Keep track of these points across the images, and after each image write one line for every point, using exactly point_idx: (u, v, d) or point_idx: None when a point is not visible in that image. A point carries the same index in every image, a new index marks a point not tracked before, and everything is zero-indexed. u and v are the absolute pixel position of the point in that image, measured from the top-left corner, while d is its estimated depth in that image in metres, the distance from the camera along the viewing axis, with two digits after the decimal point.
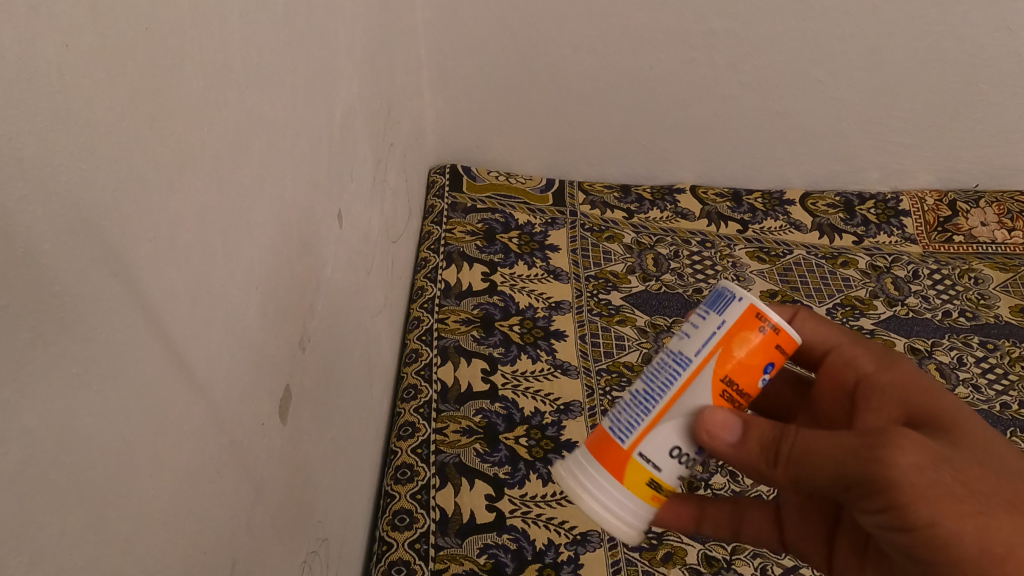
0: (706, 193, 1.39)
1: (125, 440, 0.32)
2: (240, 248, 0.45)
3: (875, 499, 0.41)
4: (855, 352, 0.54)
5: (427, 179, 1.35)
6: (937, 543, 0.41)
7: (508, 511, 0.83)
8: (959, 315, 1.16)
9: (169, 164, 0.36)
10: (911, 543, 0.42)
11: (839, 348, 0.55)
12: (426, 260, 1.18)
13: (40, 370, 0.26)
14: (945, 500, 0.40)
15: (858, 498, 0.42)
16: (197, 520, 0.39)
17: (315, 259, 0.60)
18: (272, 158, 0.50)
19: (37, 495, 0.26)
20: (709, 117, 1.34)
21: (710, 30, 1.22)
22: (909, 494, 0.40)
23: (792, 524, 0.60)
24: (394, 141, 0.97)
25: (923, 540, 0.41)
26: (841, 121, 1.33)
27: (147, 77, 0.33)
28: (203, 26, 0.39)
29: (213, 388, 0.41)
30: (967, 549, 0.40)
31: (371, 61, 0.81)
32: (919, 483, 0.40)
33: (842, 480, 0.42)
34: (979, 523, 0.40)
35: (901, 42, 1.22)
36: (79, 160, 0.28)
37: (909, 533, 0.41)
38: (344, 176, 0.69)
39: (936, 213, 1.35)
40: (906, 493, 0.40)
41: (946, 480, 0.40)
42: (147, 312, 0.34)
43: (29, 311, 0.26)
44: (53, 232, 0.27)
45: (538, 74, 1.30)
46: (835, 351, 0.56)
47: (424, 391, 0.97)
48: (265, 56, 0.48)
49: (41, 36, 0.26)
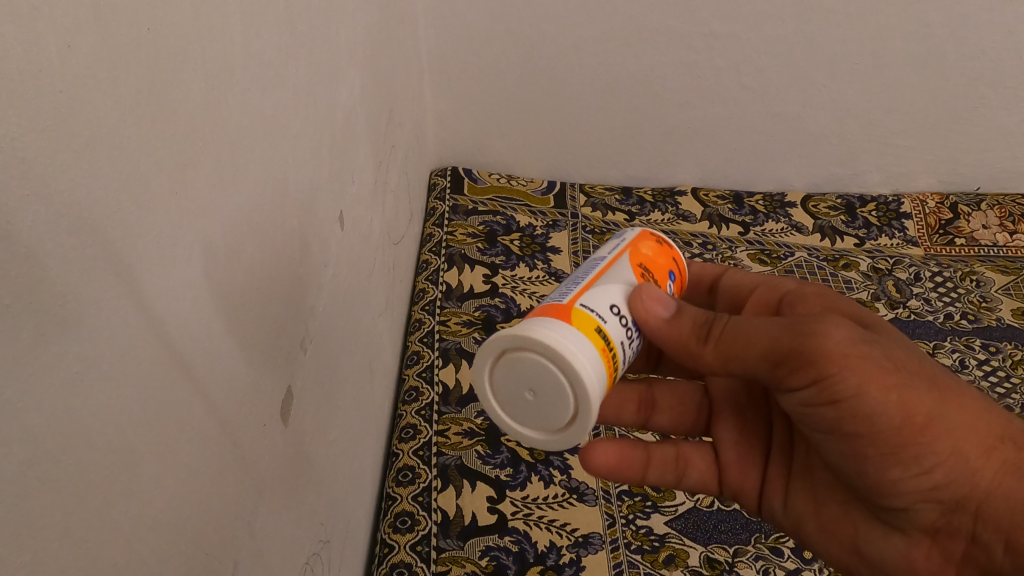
0: (707, 196, 1.40)
1: (128, 441, 0.32)
2: (242, 249, 0.45)
3: (806, 373, 0.45)
4: (780, 279, 0.59)
5: (429, 181, 1.35)
6: (862, 414, 0.45)
7: (510, 513, 0.83)
8: (961, 317, 1.16)
9: (172, 164, 0.36)
10: (839, 417, 0.46)
11: (765, 283, 0.60)
12: (427, 262, 1.18)
13: (42, 370, 0.26)
14: (877, 373, 0.45)
15: (788, 374, 0.46)
16: (200, 522, 0.39)
17: (317, 261, 0.60)
18: (274, 159, 0.50)
19: (40, 495, 0.26)
20: (710, 120, 1.34)
21: (711, 32, 1.21)
22: (838, 366, 0.44)
23: (731, 463, 0.61)
24: (395, 143, 0.97)
25: (851, 413, 0.45)
26: (841, 124, 1.33)
27: (149, 78, 0.33)
28: (205, 26, 0.39)
29: (215, 388, 0.41)
30: (891, 420, 0.45)
31: (372, 63, 0.81)
32: (851, 353, 0.44)
33: (774, 354, 0.45)
34: (902, 396, 0.45)
35: (902, 44, 1.22)
36: (82, 161, 0.28)
37: (837, 407, 0.45)
38: (346, 177, 0.70)
39: (937, 216, 1.36)
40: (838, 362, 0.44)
41: (877, 354, 0.45)
42: (149, 312, 0.34)
43: (32, 311, 0.26)
44: (56, 232, 0.27)
45: (540, 77, 1.30)
46: (763, 285, 0.60)
47: (426, 393, 0.96)
48: (267, 56, 0.48)
49: (43, 36, 0.26)
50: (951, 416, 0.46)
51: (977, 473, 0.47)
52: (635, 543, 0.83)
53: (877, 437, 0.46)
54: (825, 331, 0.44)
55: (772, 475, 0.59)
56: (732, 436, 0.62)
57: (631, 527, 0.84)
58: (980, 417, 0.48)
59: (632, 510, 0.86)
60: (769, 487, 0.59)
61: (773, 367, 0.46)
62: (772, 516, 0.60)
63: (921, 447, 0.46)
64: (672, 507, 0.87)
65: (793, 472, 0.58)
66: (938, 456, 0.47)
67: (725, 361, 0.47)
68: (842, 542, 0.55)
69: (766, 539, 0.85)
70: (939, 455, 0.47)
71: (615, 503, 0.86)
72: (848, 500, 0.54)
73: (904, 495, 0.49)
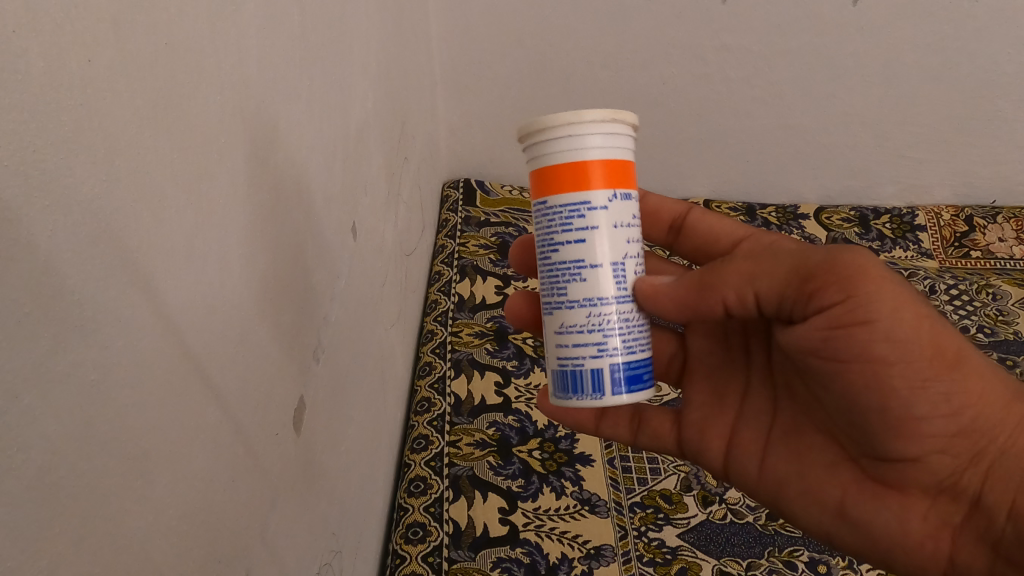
0: (719, 207, 1.40)
1: (143, 449, 0.32)
2: (257, 259, 0.45)
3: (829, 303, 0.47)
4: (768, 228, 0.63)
5: (441, 194, 1.37)
6: (895, 338, 0.46)
7: (522, 525, 0.83)
8: (977, 330, 1.15)
9: (188, 176, 0.36)
10: (868, 343, 0.46)
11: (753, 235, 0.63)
12: (439, 274, 1.19)
13: (59, 378, 0.26)
14: (908, 296, 0.46)
15: (819, 291, 0.47)
16: (212, 533, 0.39)
17: (330, 270, 0.61)
18: (288, 170, 0.51)
19: (60, 501, 0.27)
20: (721, 131, 1.34)
21: (723, 45, 1.22)
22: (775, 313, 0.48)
23: (693, 424, 0.65)
24: (408, 154, 0.98)
25: (883, 338, 0.46)
26: (854, 136, 1.33)
27: (166, 91, 0.34)
28: (221, 39, 0.39)
29: (230, 396, 0.42)
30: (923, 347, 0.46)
31: (385, 74, 0.82)
32: (879, 274, 0.46)
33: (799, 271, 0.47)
34: (935, 325, 0.47)
35: (915, 56, 1.21)
36: (101, 174, 0.29)
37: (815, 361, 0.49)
38: (358, 188, 0.70)
39: (952, 228, 1.35)
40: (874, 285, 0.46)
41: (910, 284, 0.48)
42: (166, 320, 0.34)
43: (49, 319, 0.26)
44: (76, 242, 0.27)
45: (552, 90, 1.31)
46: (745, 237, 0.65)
47: (438, 404, 0.97)
48: (282, 69, 0.49)
49: (67, 51, 0.27)
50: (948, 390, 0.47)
51: (998, 429, 0.48)
52: (647, 556, 0.82)
53: (907, 368, 0.46)
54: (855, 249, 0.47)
55: (745, 432, 0.61)
56: (704, 398, 0.65)
57: (643, 539, 0.84)
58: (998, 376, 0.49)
59: (644, 522, 0.86)
60: (742, 449, 0.61)
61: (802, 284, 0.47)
62: (743, 479, 0.61)
63: (950, 384, 0.47)
64: (684, 519, 0.87)
65: (773, 435, 0.59)
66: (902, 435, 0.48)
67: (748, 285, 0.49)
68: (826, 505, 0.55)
69: (779, 553, 0.84)
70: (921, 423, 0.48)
71: (627, 515, 0.86)
72: (839, 462, 0.54)
73: (919, 442, 0.49)
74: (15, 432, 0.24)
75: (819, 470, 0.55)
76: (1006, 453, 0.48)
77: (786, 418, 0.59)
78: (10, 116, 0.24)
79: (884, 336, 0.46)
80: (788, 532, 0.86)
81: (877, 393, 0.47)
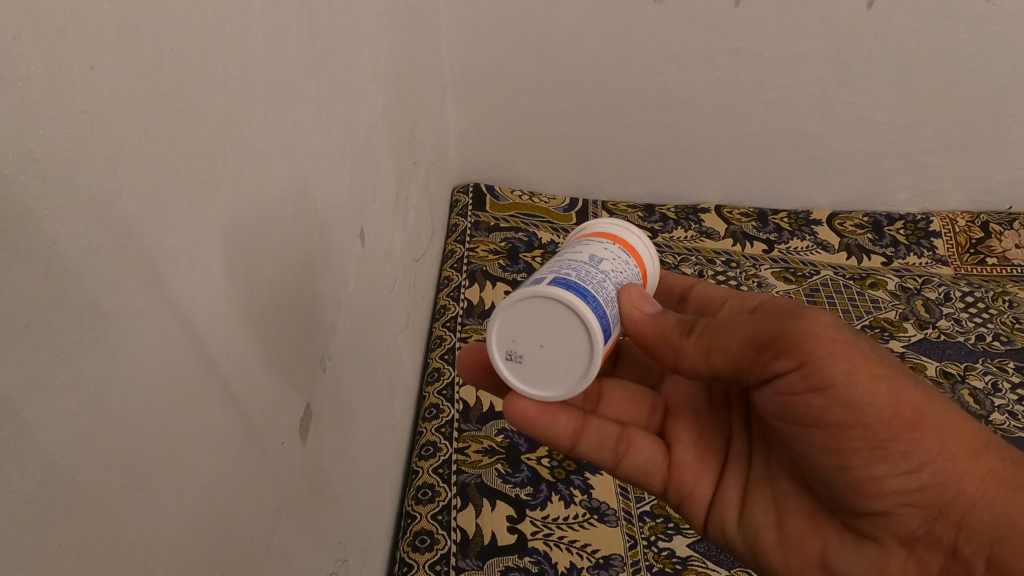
0: (730, 213, 1.40)
1: (145, 462, 0.32)
2: (263, 267, 0.45)
3: (786, 359, 0.47)
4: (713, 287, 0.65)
5: (451, 199, 1.37)
6: (850, 402, 0.46)
7: (530, 533, 0.82)
8: (993, 339, 1.14)
9: (193, 183, 0.36)
10: (826, 406, 0.47)
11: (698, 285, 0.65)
12: (449, 279, 1.18)
13: (57, 390, 0.26)
14: (858, 355, 0.47)
15: (774, 358, 0.47)
16: (216, 543, 0.39)
17: (337, 277, 0.60)
18: (296, 176, 0.50)
19: (61, 516, 0.26)
20: (732, 137, 1.34)
21: (735, 49, 1.21)
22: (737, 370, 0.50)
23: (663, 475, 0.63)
24: (417, 159, 0.97)
25: (839, 401, 0.47)
26: (867, 141, 1.32)
27: (171, 96, 0.33)
28: (227, 45, 0.39)
29: (235, 404, 0.41)
30: (880, 408, 0.46)
31: (395, 79, 0.82)
32: (830, 335, 0.46)
33: (758, 339, 0.48)
34: (888, 385, 0.47)
35: (929, 61, 1.20)
36: (104, 182, 0.28)
37: (782, 402, 0.49)
38: (367, 194, 0.70)
39: (968, 234, 1.34)
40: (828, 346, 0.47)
41: (860, 344, 0.48)
42: (170, 330, 0.34)
43: (48, 330, 0.25)
44: (79, 254, 0.27)
45: (563, 95, 1.30)
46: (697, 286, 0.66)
47: (446, 411, 0.96)
48: (290, 76, 0.49)
49: (69, 57, 0.26)
50: (905, 448, 0.47)
51: (970, 483, 0.47)
52: (657, 565, 0.81)
53: (865, 429, 0.47)
54: (807, 315, 0.47)
55: (728, 480, 0.59)
56: None
57: (653, 548, 0.83)
58: (970, 426, 0.49)
59: (654, 531, 0.85)
60: (724, 500, 0.59)
61: (760, 350, 0.48)
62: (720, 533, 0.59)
63: (911, 441, 0.47)
64: None
65: (751, 482, 0.58)
66: (861, 489, 0.49)
67: (706, 351, 0.49)
68: (805, 558, 0.53)
69: None
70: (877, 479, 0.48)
71: (637, 524, 0.85)
72: (817, 514, 0.54)
73: (886, 499, 0.48)
74: (12, 451, 0.24)
75: (799, 521, 0.54)
76: (977, 506, 0.47)
77: (764, 466, 0.58)
78: (9, 123, 0.23)
79: (840, 399, 0.46)
80: None
81: (837, 451, 0.48)
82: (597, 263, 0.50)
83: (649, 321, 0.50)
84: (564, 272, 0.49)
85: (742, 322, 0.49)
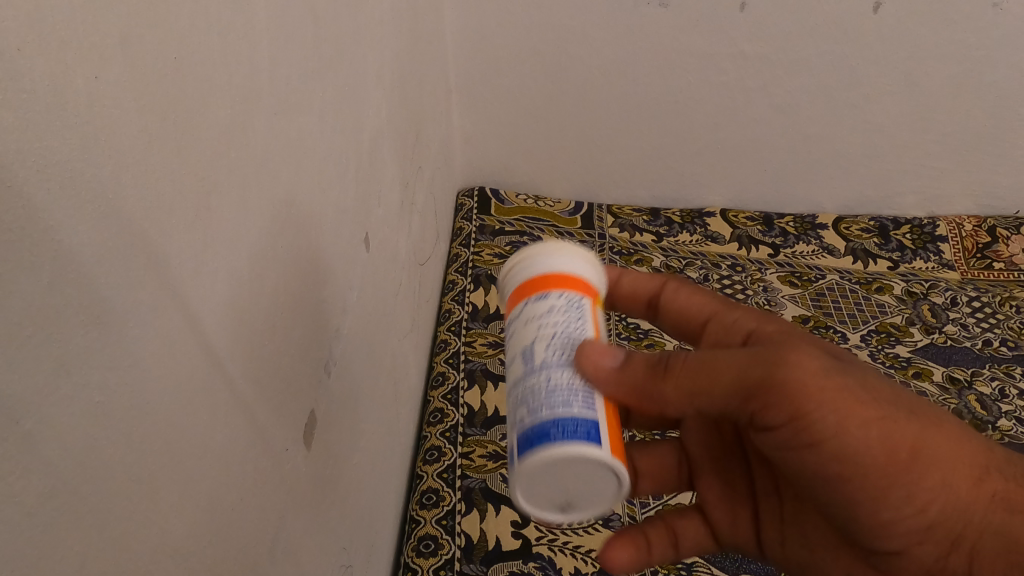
0: (736, 217, 1.39)
1: (149, 470, 0.32)
2: (267, 274, 0.45)
3: (780, 414, 0.42)
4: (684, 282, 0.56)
5: (456, 202, 1.37)
6: (846, 458, 0.43)
7: (535, 539, 0.82)
8: (1000, 344, 1.13)
9: (199, 190, 0.36)
10: (821, 461, 0.43)
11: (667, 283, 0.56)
12: (453, 282, 1.19)
13: (62, 400, 0.26)
14: (851, 404, 0.42)
15: (763, 411, 0.42)
16: (221, 552, 0.39)
17: (342, 283, 0.60)
18: (300, 184, 0.50)
19: (66, 527, 0.26)
20: (737, 141, 1.33)
21: (741, 53, 1.21)
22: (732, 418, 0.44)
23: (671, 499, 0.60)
24: (422, 163, 0.97)
25: (833, 456, 0.43)
26: (873, 145, 1.32)
27: (175, 105, 0.33)
28: (231, 54, 0.39)
29: (240, 413, 0.41)
30: (875, 458, 0.43)
31: (399, 85, 0.82)
32: (819, 386, 0.41)
33: (747, 388, 0.41)
34: (884, 432, 0.43)
35: (936, 65, 1.20)
36: (108, 192, 0.28)
37: (780, 451, 0.45)
38: (371, 199, 0.70)
39: (974, 239, 1.34)
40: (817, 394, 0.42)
41: (852, 386, 0.42)
42: (175, 339, 0.34)
43: (52, 341, 0.25)
44: (84, 264, 0.27)
45: (568, 99, 1.30)
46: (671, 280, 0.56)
47: (451, 415, 0.96)
48: (295, 84, 0.49)
49: (74, 68, 0.26)
50: (909, 491, 0.44)
51: (976, 511, 0.46)
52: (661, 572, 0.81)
53: (864, 480, 0.44)
54: (794, 362, 0.41)
55: (738, 513, 0.56)
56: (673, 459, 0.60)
57: None
58: (968, 448, 0.46)
59: None
60: (733, 527, 0.56)
61: (745, 403, 0.42)
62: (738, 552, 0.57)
63: (910, 485, 0.44)
64: None
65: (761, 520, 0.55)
66: (868, 528, 0.46)
67: (690, 399, 0.42)
68: None
69: None
70: (882, 519, 0.45)
71: None
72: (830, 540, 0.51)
73: (893, 537, 0.47)
74: (16, 461, 0.24)
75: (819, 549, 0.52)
76: (984, 534, 0.46)
77: (771, 497, 0.54)
78: (14, 134, 0.23)
79: (835, 456, 0.43)
80: None
81: (839, 498, 0.45)
82: (570, 317, 0.40)
83: (618, 376, 0.39)
84: (540, 351, 0.39)
85: (726, 362, 0.42)
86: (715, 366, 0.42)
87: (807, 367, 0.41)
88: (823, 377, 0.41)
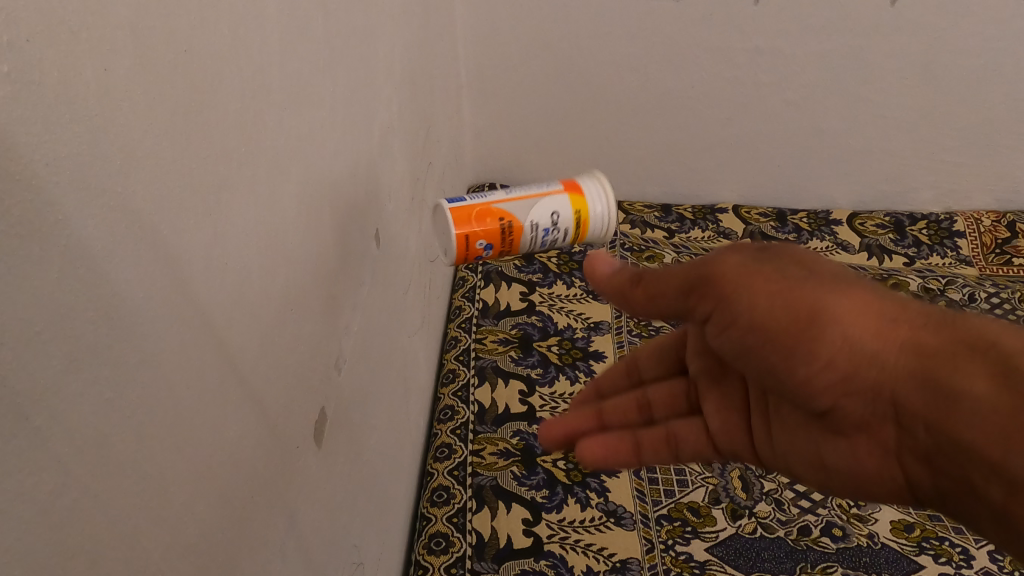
0: (749, 214, 1.38)
1: (159, 467, 0.31)
2: (278, 270, 0.44)
3: (706, 302, 0.44)
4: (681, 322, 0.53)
5: (467, 198, 1.36)
6: (749, 330, 0.43)
7: (546, 537, 0.82)
8: None
9: (209, 184, 0.35)
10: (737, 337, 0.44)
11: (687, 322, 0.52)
12: (464, 279, 1.18)
13: (71, 396, 0.25)
14: (744, 274, 0.42)
15: (706, 305, 0.44)
16: (232, 549, 0.39)
17: (352, 279, 0.60)
18: (311, 179, 0.50)
19: (75, 525, 0.26)
20: (749, 136, 1.32)
21: (755, 48, 1.20)
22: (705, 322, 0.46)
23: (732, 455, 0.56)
24: (432, 159, 0.97)
25: (743, 333, 0.43)
26: (888, 141, 1.31)
27: (185, 98, 0.33)
28: (242, 47, 0.39)
29: (250, 409, 0.41)
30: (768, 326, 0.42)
31: (410, 80, 0.82)
32: (725, 263, 0.43)
33: (688, 283, 0.45)
34: (773, 298, 0.41)
35: (952, 57, 1.18)
36: (118, 186, 0.28)
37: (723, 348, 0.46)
38: (382, 194, 0.69)
39: (993, 235, 1.31)
40: (740, 282, 0.42)
41: (754, 266, 0.42)
42: (185, 335, 0.33)
43: (61, 337, 0.25)
44: (94, 259, 0.27)
45: (580, 94, 1.30)
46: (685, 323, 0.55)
47: (461, 413, 0.96)
48: (306, 77, 0.48)
49: (83, 60, 0.26)
50: (825, 369, 0.42)
51: (902, 368, 0.40)
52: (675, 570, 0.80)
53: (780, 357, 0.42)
54: (717, 260, 0.43)
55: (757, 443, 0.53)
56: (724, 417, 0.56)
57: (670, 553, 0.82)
58: (884, 302, 0.41)
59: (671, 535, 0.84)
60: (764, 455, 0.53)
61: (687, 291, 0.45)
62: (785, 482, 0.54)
63: (825, 352, 0.41)
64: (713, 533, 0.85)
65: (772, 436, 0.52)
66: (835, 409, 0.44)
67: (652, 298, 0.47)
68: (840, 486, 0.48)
69: (812, 569, 0.82)
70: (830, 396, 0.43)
71: (654, 528, 0.84)
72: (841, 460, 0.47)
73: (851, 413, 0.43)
74: (26, 458, 0.23)
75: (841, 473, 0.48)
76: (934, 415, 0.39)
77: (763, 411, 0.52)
78: (23, 125, 0.23)
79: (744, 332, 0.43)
80: (821, 548, 0.84)
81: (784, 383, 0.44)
82: None
83: (612, 276, 0.49)
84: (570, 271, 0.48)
85: (671, 271, 0.45)
86: (664, 274, 0.46)
87: (735, 261, 0.43)
88: (732, 265, 0.43)
